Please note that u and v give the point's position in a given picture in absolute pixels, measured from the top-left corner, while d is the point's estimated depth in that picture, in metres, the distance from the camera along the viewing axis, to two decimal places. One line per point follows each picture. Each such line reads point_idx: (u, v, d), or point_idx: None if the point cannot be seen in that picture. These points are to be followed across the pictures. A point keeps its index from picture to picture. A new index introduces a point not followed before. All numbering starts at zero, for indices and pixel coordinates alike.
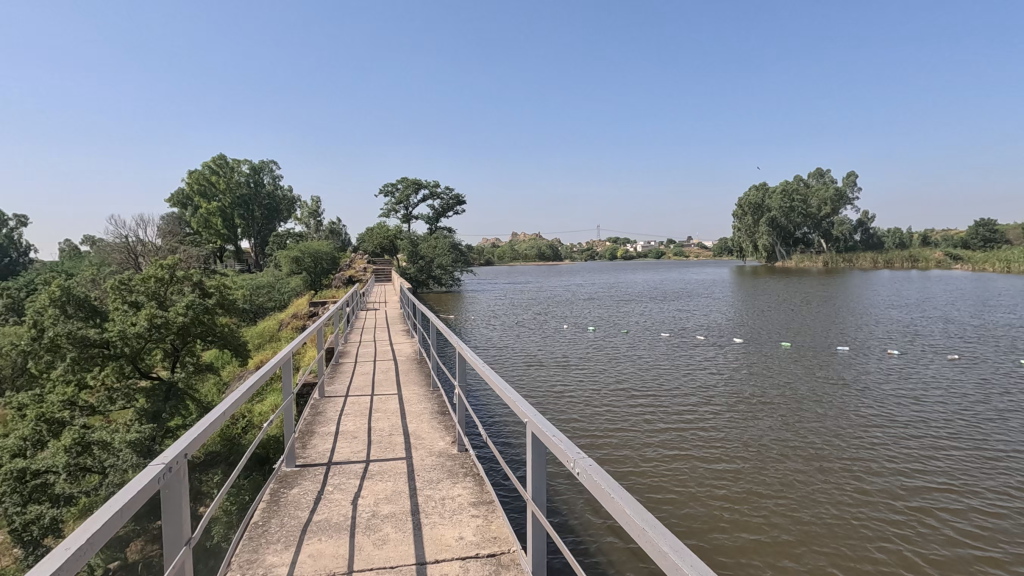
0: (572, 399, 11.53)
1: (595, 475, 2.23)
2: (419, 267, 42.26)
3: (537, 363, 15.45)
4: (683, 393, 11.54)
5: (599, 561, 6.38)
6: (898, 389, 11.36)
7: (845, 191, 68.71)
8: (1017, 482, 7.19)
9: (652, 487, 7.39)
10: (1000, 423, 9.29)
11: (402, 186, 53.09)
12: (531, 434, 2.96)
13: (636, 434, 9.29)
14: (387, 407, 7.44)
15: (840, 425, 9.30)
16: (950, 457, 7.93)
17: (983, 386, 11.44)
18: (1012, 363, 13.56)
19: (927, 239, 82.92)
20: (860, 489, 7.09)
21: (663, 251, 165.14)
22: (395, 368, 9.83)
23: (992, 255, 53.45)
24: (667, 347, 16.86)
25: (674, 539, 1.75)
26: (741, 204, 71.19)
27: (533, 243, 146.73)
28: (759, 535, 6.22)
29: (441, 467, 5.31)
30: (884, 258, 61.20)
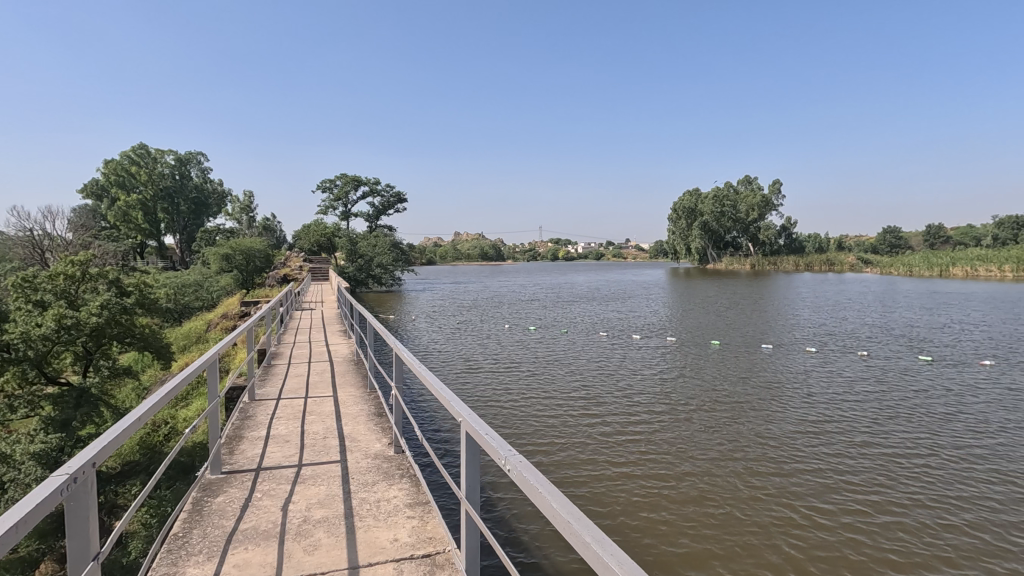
0: (513, 402, 11.67)
1: (524, 472, 2.29)
2: (358, 266, 41.31)
3: (478, 364, 15.51)
4: (619, 395, 11.93)
5: (535, 557, 6.51)
6: (813, 388, 12.27)
7: (771, 197, 72.60)
8: (911, 474, 7.94)
9: (586, 491, 7.57)
10: (899, 419, 10.20)
11: (340, 183, 51.52)
12: (464, 434, 2.99)
13: (574, 436, 9.51)
14: (322, 410, 7.23)
15: (762, 426, 9.90)
16: (856, 453, 8.64)
17: (884, 384, 12.57)
18: (910, 359, 15.22)
19: (841, 243, 89.57)
20: (779, 487, 7.57)
21: (603, 251, 169.27)
22: (330, 370, 9.58)
23: (897, 260, 58.29)
24: (604, 348, 17.40)
25: (596, 531, 1.84)
26: (676, 208, 74.22)
27: (476, 244, 147.15)
28: (688, 536, 6.49)
29: (377, 469, 5.23)
30: (805, 262, 65.56)
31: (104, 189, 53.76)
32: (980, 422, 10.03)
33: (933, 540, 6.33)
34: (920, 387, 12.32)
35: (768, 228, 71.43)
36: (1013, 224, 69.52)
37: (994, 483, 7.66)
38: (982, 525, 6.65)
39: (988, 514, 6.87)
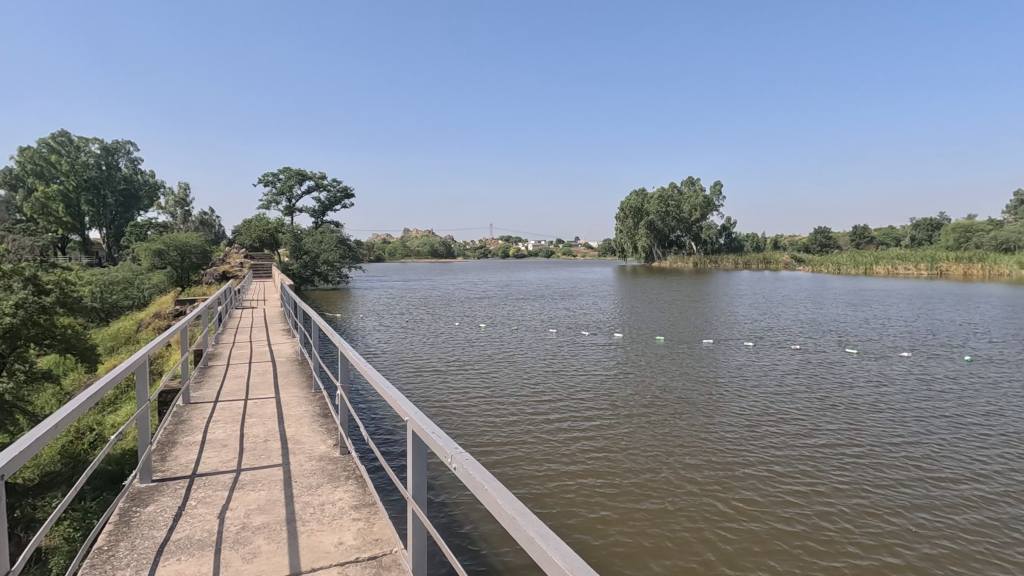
0: (463, 402, 11.63)
1: (470, 469, 2.29)
2: (303, 263, 40.01)
3: (428, 364, 15.35)
4: (569, 393, 12.10)
5: (485, 554, 6.50)
6: (750, 383, 12.86)
7: (713, 198, 75.47)
8: (838, 462, 8.45)
9: (536, 490, 7.62)
10: (828, 410, 10.85)
11: (284, 177, 49.70)
12: (411, 433, 2.95)
13: (524, 436, 9.56)
14: (263, 412, 6.95)
15: (704, 421, 10.28)
16: (790, 445, 9.11)
17: (814, 377, 13.35)
18: (837, 352, 16.33)
19: (776, 243, 94.29)
20: (720, 479, 7.88)
21: (553, 250, 171.36)
22: (273, 370, 9.24)
23: (827, 259, 61.83)
24: (554, 346, 17.63)
25: (542, 525, 1.86)
26: (623, 208, 76.01)
27: (425, 241, 145.51)
28: (634, 531, 6.64)
29: (322, 471, 5.08)
30: (743, 261, 68.57)
31: (19, 180, 49.99)
32: (899, 412, 10.79)
33: (860, 524, 6.73)
34: (846, 380, 13.15)
35: (711, 229, 73.73)
36: (928, 226, 75.23)
37: (912, 469, 8.23)
38: (902, 508, 7.11)
39: (907, 498, 7.36)
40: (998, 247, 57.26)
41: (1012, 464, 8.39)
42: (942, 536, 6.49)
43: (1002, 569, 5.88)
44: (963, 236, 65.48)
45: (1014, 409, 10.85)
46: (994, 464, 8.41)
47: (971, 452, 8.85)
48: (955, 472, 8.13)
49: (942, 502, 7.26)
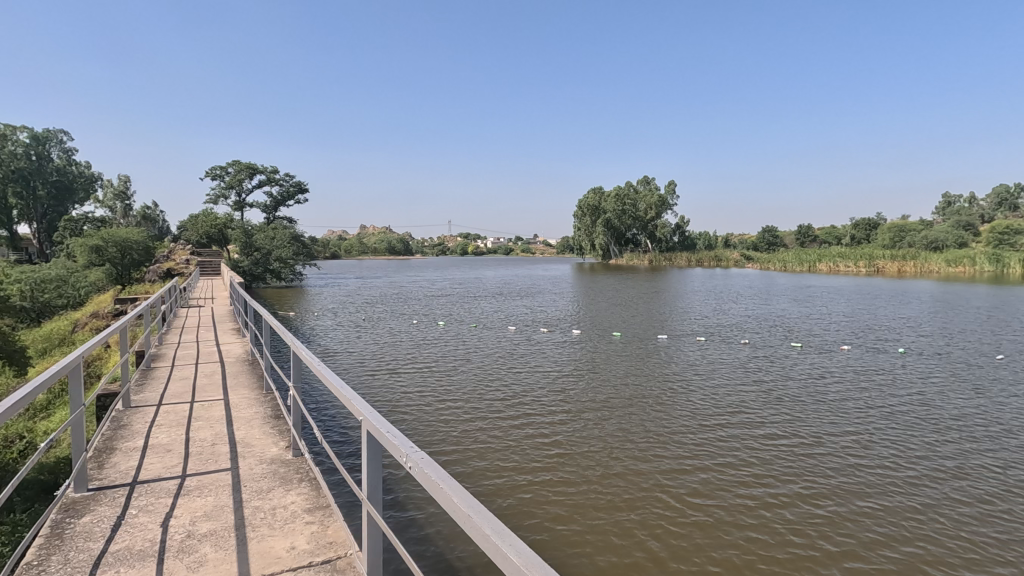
0: (422, 401, 11.52)
1: (426, 468, 2.26)
2: (254, 260, 38.64)
3: (386, 362, 15.13)
4: (528, 391, 12.16)
5: (444, 552, 6.44)
6: (703, 378, 13.28)
7: (667, 197, 77.37)
8: (783, 454, 8.83)
9: (494, 491, 7.61)
10: (775, 404, 11.32)
11: (233, 170, 47.85)
12: (366, 433, 2.89)
13: (483, 436, 9.55)
14: (211, 415, 6.67)
15: (658, 417, 10.55)
16: (739, 438, 9.45)
17: (763, 372, 13.90)
18: (784, 347, 17.09)
19: (727, 241, 97.59)
20: (674, 474, 8.10)
21: (512, 247, 171.84)
22: (221, 371, 8.88)
23: (774, 256, 64.42)
24: (514, 344, 17.70)
25: (497, 523, 1.85)
26: (581, 206, 76.95)
27: (382, 238, 143.25)
28: (591, 528, 6.72)
29: (273, 474, 4.92)
30: (696, 258, 70.57)
31: None
32: (841, 404, 11.34)
33: (805, 513, 7.02)
34: (793, 374, 13.75)
35: (664, 227, 76.77)
36: (866, 226, 79.45)
37: (853, 459, 8.66)
38: (844, 497, 7.46)
39: (848, 487, 7.74)
40: (928, 245, 61.08)
41: (942, 451, 8.95)
42: (880, 523, 6.85)
43: (933, 552, 6.25)
44: (897, 235, 69.54)
45: (943, 400, 11.61)
46: (926, 452, 8.94)
47: (905, 441, 9.39)
48: (891, 461, 8.60)
49: (880, 490, 7.66)
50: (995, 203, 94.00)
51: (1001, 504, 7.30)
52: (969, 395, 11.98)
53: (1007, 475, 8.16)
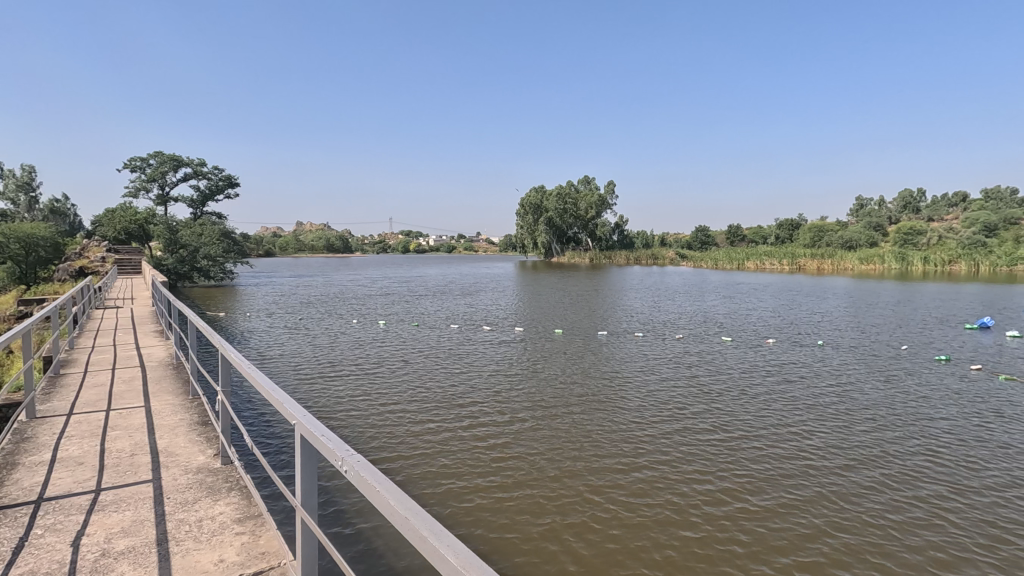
0: (362, 404, 11.26)
1: (362, 471, 2.21)
2: (179, 258, 36.39)
3: (324, 364, 14.70)
4: (470, 391, 12.16)
5: (384, 555, 6.31)
6: (640, 375, 13.77)
7: (606, 196, 79.24)
8: (713, 447, 9.28)
9: (437, 495, 7.52)
10: (705, 399, 11.89)
11: (156, 162, 44.86)
12: (299, 435, 2.78)
13: (426, 439, 9.44)
14: (130, 424, 6.22)
15: (597, 413, 10.84)
16: (673, 433, 9.85)
17: (696, 367, 14.60)
18: (716, 342, 18.02)
19: (663, 239, 101.18)
20: (611, 471, 8.31)
21: (454, 245, 170.98)
22: (142, 377, 8.30)
23: (706, 255, 67.51)
24: (457, 343, 17.66)
25: (435, 525, 1.83)
26: (524, 204, 77.64)
27: (320, 235, 138.72)
28: (535, 530, 6.76)
29: (200, 484, 4.65)
30: (634, 256, 72.73)
31: None
32: (767, 398, 12.03)
33: (736, 506, 7.35)
34: (723, 369, 14.52)
35: (604, 225, 77.55)
36: (789, 226, 84.65)
37: (779, 450, 9.17)
38: (772, 488, 7.86)
39: (775, 477, 8.18)
40: (844, 245, 65.76)
41: (857, 440, 9.63)
42: (804, 511, 7.26)
43: (844, 534, 6.76)
44: (816, 235, 74.47)
45: (856, 390, 12.58)
46: (843, 442, 9.59)
47: (826, 432, 10.03)
48: (813, 451, 9.16)
49: (804, 479, 8.14)
50: (901, 205, 102.49)
51: (908, 487, 7.92)
52: (878, 385, 13.07)
53: (908, 458, 8.93)
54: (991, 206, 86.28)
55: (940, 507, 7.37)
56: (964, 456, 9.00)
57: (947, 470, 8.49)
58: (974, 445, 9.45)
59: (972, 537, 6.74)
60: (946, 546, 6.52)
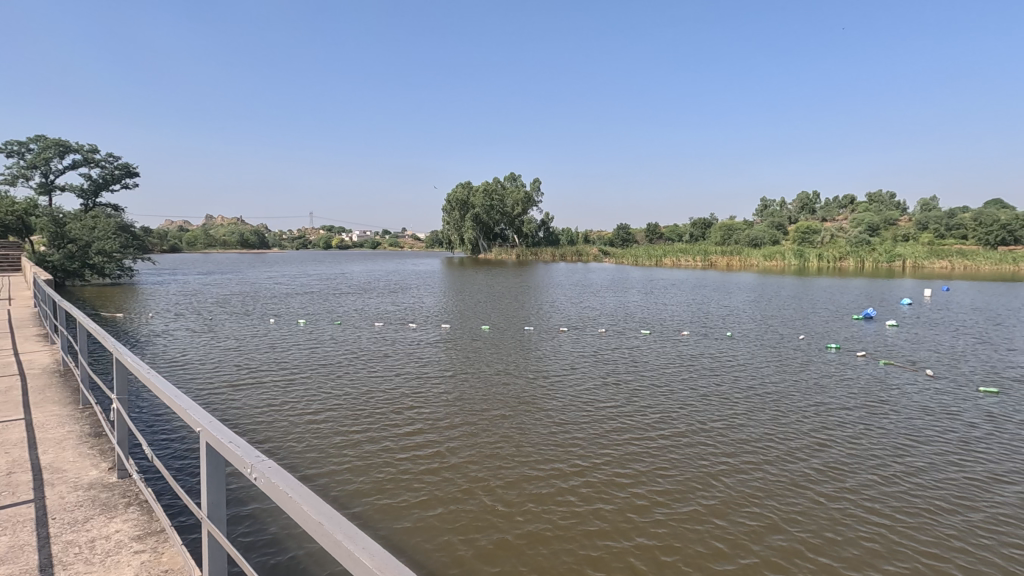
0: (279, 409, 10.79)
1: (272, 477, 2.13)
2: (68, 253, 32.89)
3: (238, 367, 13.94)
4: (395, 393, 12.00)
5: (303, 561, 6.09)
6: (564, 372, 14.18)
7: (533, 193, 80.35)
8: (631, 439, 9.73)
9: (361, 503, 7.33)
10: (624, 393, 12.46)
11: (36, 147, 40.21)
12: (204, 444, 2.63)
13: (350, 446, 9.14)
14: (6, 440, 5.56)
15: (521, 411, 11.03)
16: (595, 428, 10.22)
17: (616, 363, 15.27)
18: (636, 337, 18.89)
19: (586, 236, 104.03)
20: (534, 469, 8.50)
21: (379, 241, 166.64)
22: (22, 385, 7.46)
23: (627, 251, 70.20)
24: (383, 342, 17.36)
25: (350, 528, 1.79)
26: (450, 200, 77.06)
27: (232, 229, 130.51)
28: (463, 538, 6.73)
29: (92, 501, 4.25)
30: (559, 253, 74.29)
31: None
32: (683, 391, 12.72)
33: (658, 499, 7.68)
34: (642, 363, 15.28)
35: (529, 223, 79.66)
36: (702, 225, 89.68)
37: (695, 441, 9.68)
38: (685, 478, 8.34)
39: (692, 469, 8.63)
40: (750, 243, 70.56)
41: (762, 429, 10.39)
42: (718, 501, 7.72)
43: (748, 517, 7.31)
44: (726, 233, 79.44)
45: (759, 381, 13.66)
46: (747, 429, 10.38)
47: (737, 423, 10.72)
48: (726, 441, 9.76)
49: (718, 471, 8.63)
50: (799, 206, 111.24)
51: (808, 472, 8.61)
52: (778, 375, 14.29)
53: (801, 442, 9.81)
54: (874, 208, 95.98)
55: (836, 489, 8.07)
56: (852, 440, 9.95)
57: (833, 451, 9.42)
58: (862, 430, 10.43)
59: (858, 514, 7.45)
60: (840, 525, 7.15)
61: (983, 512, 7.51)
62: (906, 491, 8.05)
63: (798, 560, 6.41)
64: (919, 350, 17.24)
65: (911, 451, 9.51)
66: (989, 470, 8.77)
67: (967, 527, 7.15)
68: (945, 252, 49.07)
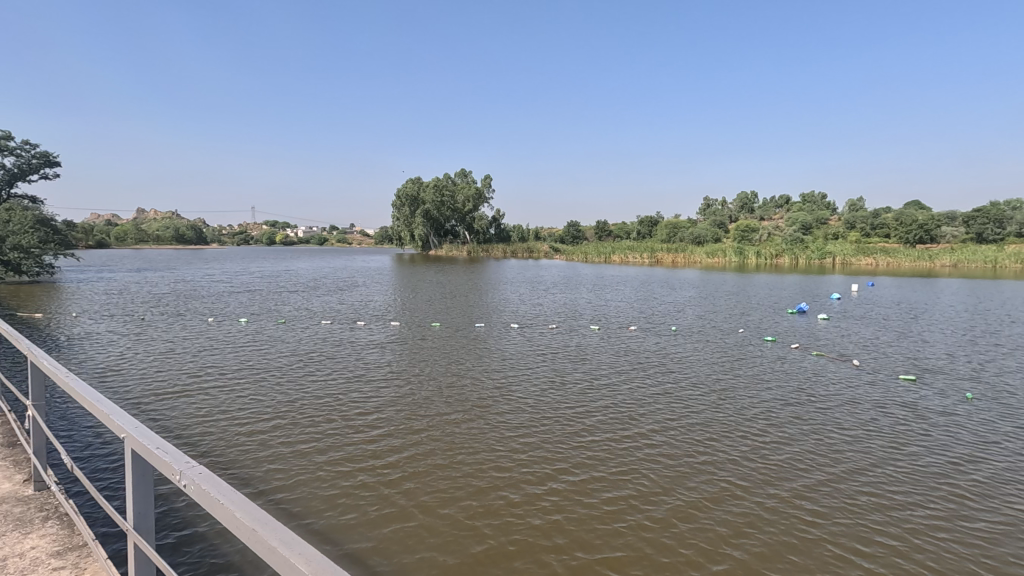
0: (219, 415, 10.38)
1: (203, 485, 2.03)
2: None
3: (174, 370, 13.30)
4: (341, 396, 11.78)
5: (243, 569, 5.87)
6: (516, 370, 14.32)
7: (484, 190, 80.18)
8: (578, 437, 9.94)
9: (306, 516, 7.15)
10: (572, 391, 12.71)
11: None
12: (130, 450, 2.47)
13: (294, 455, 8.82)
14: None
15: (471, 412, 11.06)
16: (544, 426, 10.37)
17: (565, 361, 15.54)
18: (586, 334, 19.29)
19: (537, 232, 104.91)
20: (483, 471, 8.54)
21: (326, 237, 162.18)
22: None
23: (578, 248, 71.25)
24: (330, 342, 16.99)
25: (284, 533, 1.72)
26: (400, 195, 75.97)
27: (167, 223, 123.69)
28: (411, 546, 6.68)
29: (5, 517, 3.93)
30: (511, 249, 74.59)
31: None
32: (631, 388, 13.03)
33: (605, 497, 7.85)
34: (590, 361, 15.64)
35: (480, 219, 79.41)
36: (648, 223, 92.16)
37: (643, 437, 9.92)
38: (630, 473, 8.58)
39: (638, 465, 8.88)
40: (694, 241, 73.07)
41: (702, 422, 10.84)
42: (663, 495, 7.96)
43: (690, 510, 7.58)
44: (671, 231, 81.94)
45: (701, 376, 14.25)
46: (688, 423, 10.79)
47: (679, 416, 11.14)
48: (669, 436, 10.10)
49: (663, 465, 8.92)
50: (739, 205, 115.81)
51: (745, 464, 9.03)
52: (719, 370, 14.94)
53: (739, 434, 10.28)
54: (805, 208, 101.51)
55: (770, 479, 8.51)
56: (785, 430, 10.52)
57: (767, 442, 9.93)
58: (795, 422, 11.01)
59: (790, 501, 7.88)
60: (774, 514, 7.53)
61: (899, 497, 8.08)
62: (832, 479, 8.58)
63: (739, 550, 6.69)
64: (845, 343, 18.44)
65: (836, 439, 10.15)
66: (905, 457, 9.46)
67: (885, 511, 7.68)
68: (870, 250, 52.42)
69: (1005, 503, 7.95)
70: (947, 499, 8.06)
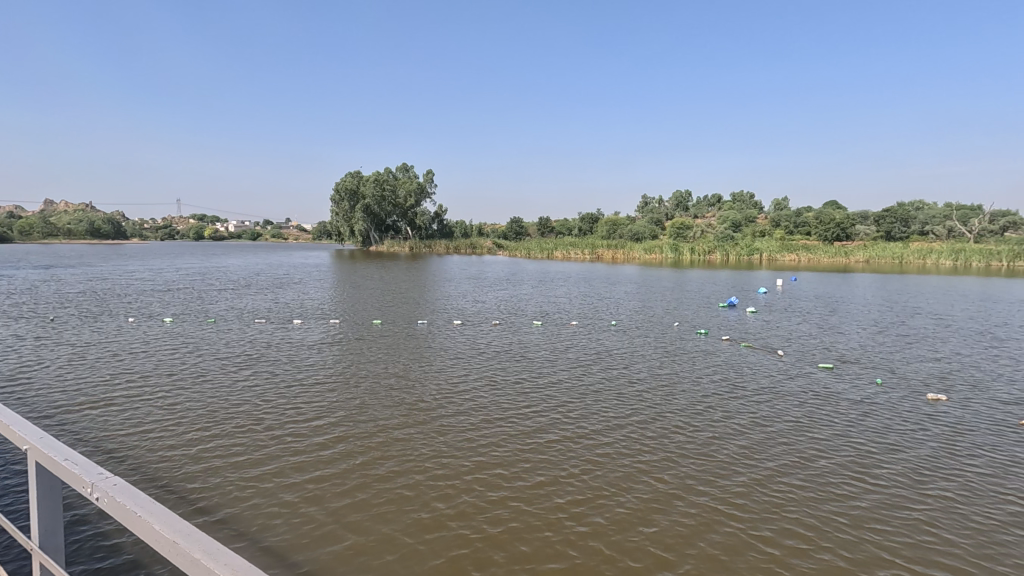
0: (145, 424, 9.83)
1: (120, 498, 1.90)
2: None
3: (93, 376, 12.47)
4: (278, 400, 11.42)
5: None
6: (460, 368, 14.36)
7: (426, 185, 79.19)
8: (520, 434, 10.10)
9: (240, 528, 6.89)
10: (515, 388, 12.91)
11: None
12: (33, 462, 2.28)
13: (228, 465, 8.45)
14: None
15: (414, 412, 11.01)
16: (487, 424, 10.47)
17: (508, 358, 15.73)
18: (529, 331, 19.45)
19: (481, 228, 104.85)
20: (425, 473, 8.54)
21: (260, 232, 155.29)
22: None
23: (521, 244, 71.83)
24: (267, 343, 16.39)
25: (209, 543, 1.65)
26: (338, 189, 73.77)
27: (80, 216, 114.46)
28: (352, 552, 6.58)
29: None
30: (454, 245, 74.15)
31: None
32: (573, 384, 13.36)
33: (546, 494, 8.02)
34: (533, 357, 15.90)
35: (422, 214, 78.48)
36: (589, 219, 94.17)
37: (583, 434, 10.20)
38: (570, 469, 8.80)
39: (578, 460, 9.12)
40: (632, 237, 75.23)
41: (639, 415, 11.27)
42: (601, 489, 8.24)
43: (627, 502, 7.88)
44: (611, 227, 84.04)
45: (638, 371, 14.81)
46: (626, 416, 11.19)
47: (617, 411, 11.53)
48: (608, 430, 10.44)
49: (602, 459, 9.21)
50: (674, 202, 120.08)
51: (678, 455, 9.46)
52: (655, 364, 15.58)
53: (672, 426, 10.78)
54: (735, 206, 106.52)
55: (700, 469, 8.98)
56: (714, 421, 11.11)
57: (698, 433, 10.45)
58: (724, 412, 11.66)
59: (718, 490, 8.35)
60: (703, 504, 7.94)
61: (816, 482, 8.72)
62: (756, 467, 9.14)
63: (674, 543, 7.00)
64: (772, 335, 19.58)
65: (760, 428, 10.83)
66: (820, 443, 10.23)
67: (803, 496, 8.27)
68: (793, 246, 55.92)
69: (903, 483, 8.76)
70: (855, 482, 8.78)
